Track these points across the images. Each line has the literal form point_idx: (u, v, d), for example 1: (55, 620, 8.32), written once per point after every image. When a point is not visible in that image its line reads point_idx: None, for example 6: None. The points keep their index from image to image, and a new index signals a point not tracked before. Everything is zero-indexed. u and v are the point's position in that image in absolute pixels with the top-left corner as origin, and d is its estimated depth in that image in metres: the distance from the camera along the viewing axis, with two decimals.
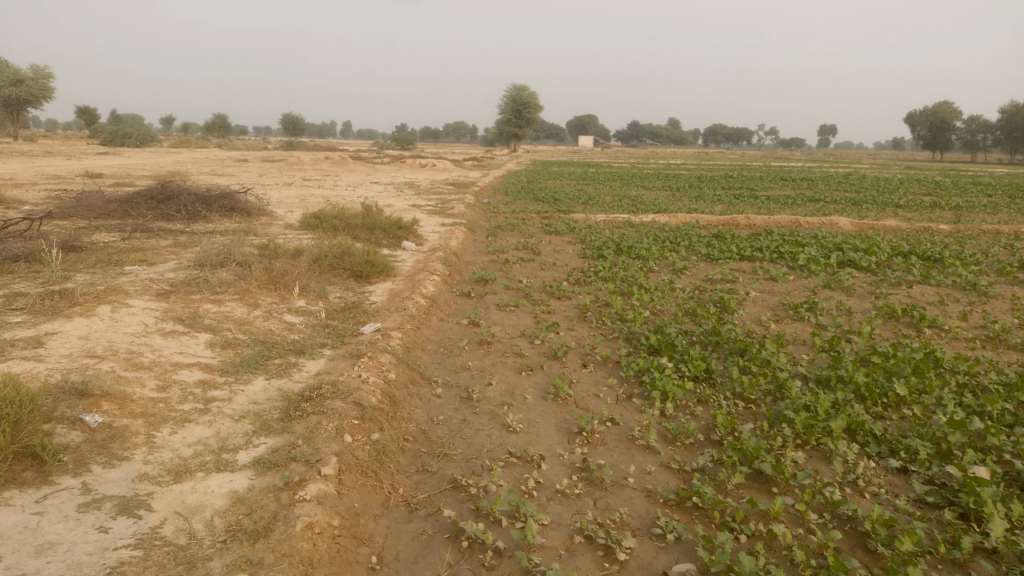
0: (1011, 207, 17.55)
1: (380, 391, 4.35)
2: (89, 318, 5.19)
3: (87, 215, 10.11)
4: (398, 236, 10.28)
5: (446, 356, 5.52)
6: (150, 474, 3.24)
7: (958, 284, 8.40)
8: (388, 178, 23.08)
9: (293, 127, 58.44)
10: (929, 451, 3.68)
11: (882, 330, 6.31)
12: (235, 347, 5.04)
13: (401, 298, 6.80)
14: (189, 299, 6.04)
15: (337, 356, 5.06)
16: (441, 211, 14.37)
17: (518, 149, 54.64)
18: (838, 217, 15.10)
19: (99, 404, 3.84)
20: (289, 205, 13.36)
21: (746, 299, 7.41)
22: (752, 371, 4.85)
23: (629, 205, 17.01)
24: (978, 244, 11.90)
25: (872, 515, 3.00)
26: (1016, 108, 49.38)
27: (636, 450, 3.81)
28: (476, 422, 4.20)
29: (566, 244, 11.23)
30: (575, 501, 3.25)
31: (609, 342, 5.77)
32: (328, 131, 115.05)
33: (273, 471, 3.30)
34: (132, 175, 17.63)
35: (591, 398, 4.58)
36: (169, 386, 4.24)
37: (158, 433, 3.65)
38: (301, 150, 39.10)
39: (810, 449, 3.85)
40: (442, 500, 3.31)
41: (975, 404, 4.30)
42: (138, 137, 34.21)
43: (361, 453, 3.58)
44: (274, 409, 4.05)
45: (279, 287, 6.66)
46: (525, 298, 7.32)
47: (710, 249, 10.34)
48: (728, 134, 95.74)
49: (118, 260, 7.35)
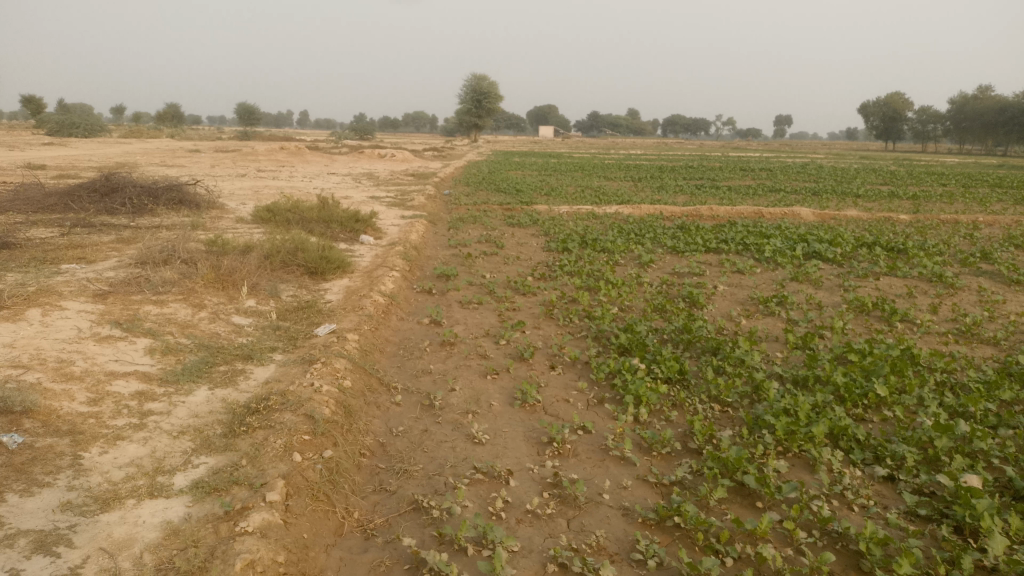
0: (965, 196, 17.74)
1: (334, 400, 4.05)
2: (16, 324, 4.77)
3: (24, 209, 9.54)
4: (356, 230, 9.89)
5: (406, 360, 5.22)
6: (74, 503, 2.88)
7: (923, 276, 8.33)
8: (347, 170, 22.52)
9: (247, 117, 57.10)
10: (916, 457, 3.50)
11: (855, 325, 6.16)
12: (177, 353, 4.67)
13: (357, 296, 6.47)
14: (129, 300, 5.62)
15: (289, 361, 4.73)
16: (400, 203, 13.99)
17: (480, 141, 54.22)
18: (799, 207, 15.06)
19: (19, 423, 3.47)
20: (243, 197, 12.89)
21: (715, 293, 7.23)
22: (727, 372, 4.63)
23: (592, 196, 16.82)
24: (939, 234, 11.91)
25: (865, 534, 2.81)
26: (964, 100, 50.33)
27: (610, 462, 3.56)
28: (439, 433, 3.91)
29: (530, 238, 10.96)
30: (547, 522, 3.00)
31: (577, 342, 5.52)
32: (285, 121, 113.10)
33: (213, 498, 2.98)
34: (76, 167, 16.87)
35: (560, 403, 4.33)
36: (102, 399, 3.86)
37: (86, 453, 3.29)
38: (259, 141, 38.14)
39: (792, 457, 3.65)
40: (401, 524, 3.03)
41: (958, 405, 4.15)
42: (86, 127, 33.07)
43: (311, 473, 3.27)
44: (216, 423, 3.71)
45: (227, 287, 6.28)
46: (489, 295, 7.04)
47: (676, 241, 10.17)
48: (686, 125, 96.56)
49: (54, 258, 6.88)
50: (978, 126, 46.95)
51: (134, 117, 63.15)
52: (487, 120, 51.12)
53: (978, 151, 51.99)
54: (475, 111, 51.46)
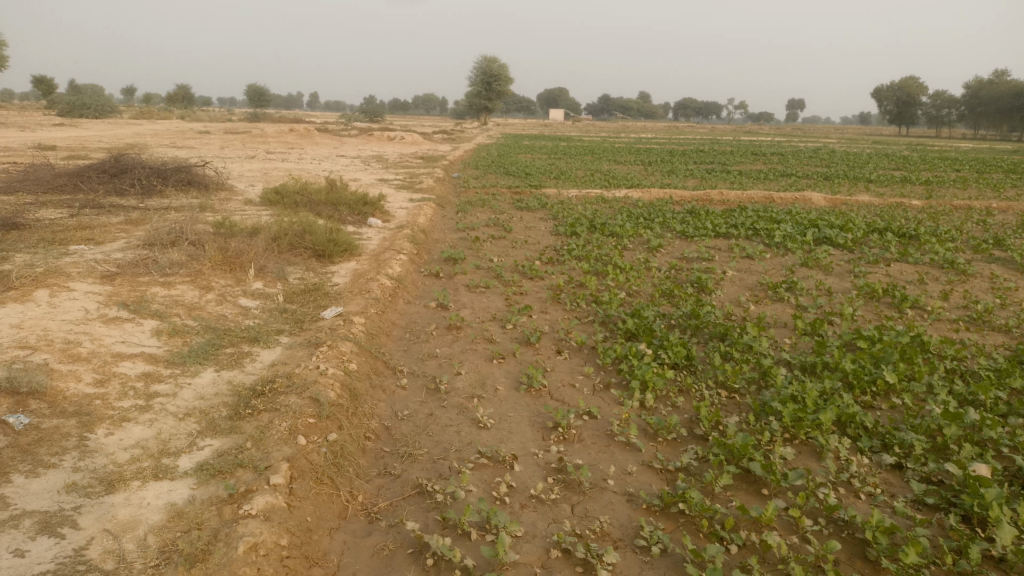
0: (979, 182, 17.56)
1: (340, 384, 4.05)
2: (24, 304, 4.78)
3: (34, 189, 9.55)
4: (364, 213, 9.87)
5: (412, 343, 5.21)
6: (79, 484, 2.89)
7: (935, 262, 8.25)
8: (356, 152, 22.47)
9: (257, 98, 57.00)
10: (924, 446, 3.47)
11: (865, 312, 6.11)
12: (183, 335, 4.67)
13: (365, 279, 6.46)
14: (137, 281, 5.63)
15: (295, 344, 4.72)
16: (409, 186, 13.95)
17: (490, 124, 53.97)
18: (811, 192, 14.95)
19: (26, 404, 3.48)
20: (251, 179, 12.87)
21: (724, 278, 7.18)
22: (735, 358, 4.60)
23: (601, 180, 16.74)
24: (951, 221, 11.79)
25: (872, 522, 2.78)
26: (980, 84, 49.73)
27: (616, 448, 3.54)
28: (444, 417, 3.91)
29: (538, 221, 10.91)
30: (551, 507, 2.99)
31: (584, 327, 5.50)
32: (294, 102, 112.85)
33: (217, 480, 2.99)
34: (87, 148, 16.90)
35: (566, 388, 4.31)
36: (108, 381, 3.87)
37: (92, 435, 3.29)
38: (268, 122, 38.08)
39: (799, 444, 3.63)
40: (405, 508, 3.03)
41: (968, 393, 4.11)
42: (96, 107, 33.08)
43: (316, 457, 3.27)
44: (222, 406, 3.71)
45: (234, 269, 6.28)
46: (496, 279, 7.02)
47: (685, 225, 10.10)
48: (697, 109, 95.94)
49: (62, 239, 6.90)
50: (993, 111, 46.44)
51: (144, 98, 63.17)
52: (497, 103, 50.90)
53: (993, 136, 51.43)
54: (485, 94, 51.21)
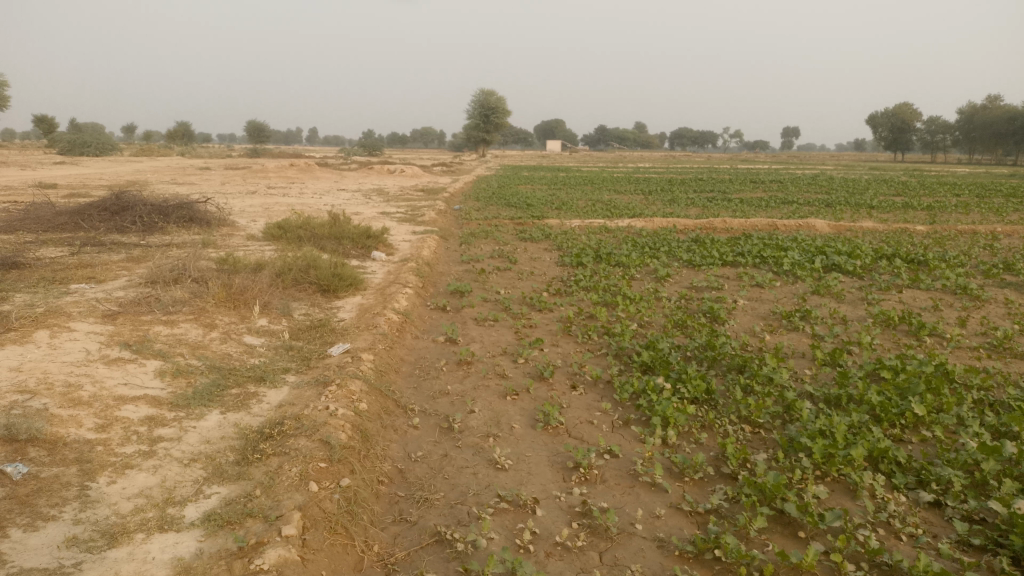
0: (981, 207, 17.51)
1: (350, 425, 3.91)
2: (23, 346, 4.65)
3: (34, 227, 9.46)
4: (368, 247, 9.77)
5: (422, 380, 5.07)
6: (80, 538, 2.74)
7: (947, 288, 8.13)
8: (357, 185, 22.49)
9: (256, 134, 57.35)
10: (963, 481, 3.32)
11: (883, 340, 5.98)
12: (187, 376, 4.54)
13: (371, 314, 6.34)
14: (139, 320, 5.50)
15: (302, 382, 4.59)
16: (411, 218, 13.88)
17: (489, 156, 54.23)
18: (814, 219, 14.88)
19: (24, 452, 3.33)
20: (252, 215, 12.80)
21: (736, 308, 7.06)
22: (756, 391, 4.45)
23: (604, 210, 16.68)
24: (958, 245, 11.71)
25: (919, 567, 2.63)
26: (973, 110, 50.12)
27: (641, 489, 3.39)
28: (459, 458, 3.76)
29: (543, 252, 10.81)
30: (579, 555, 2.85)
31: (597, 360, 5.37)
32: (293, 138, 113.74)
33: (225, 532, 2.84)
34: (88, 186, 16.88)
35: (584, 425, 4.17)
36: (110, 425, 3.73)
37: (94, 483, 3.14)
38: (267, 157, 38.38)
39: (831, 481, 3.47)
40: (424, 558, 2.88)
41: (1001, 425, 3.96)
42: (97, 145, 33.22)
43: (329, 504, 3.12)
44: (229, 450, 3.57)
45: (239, 306, 6.16)
46: (505, 312, 6.90)
47: (692, 254, 10.01)
48: (693, 138, 96.70)
49: (63, 278, 6.78)
50: (988, 136, 46.68)
51: (145, 136, 63.57)
52: (495, 135, 51.23)
53: (989, 161, 51.65)
54: (483, 126, 51.47)
